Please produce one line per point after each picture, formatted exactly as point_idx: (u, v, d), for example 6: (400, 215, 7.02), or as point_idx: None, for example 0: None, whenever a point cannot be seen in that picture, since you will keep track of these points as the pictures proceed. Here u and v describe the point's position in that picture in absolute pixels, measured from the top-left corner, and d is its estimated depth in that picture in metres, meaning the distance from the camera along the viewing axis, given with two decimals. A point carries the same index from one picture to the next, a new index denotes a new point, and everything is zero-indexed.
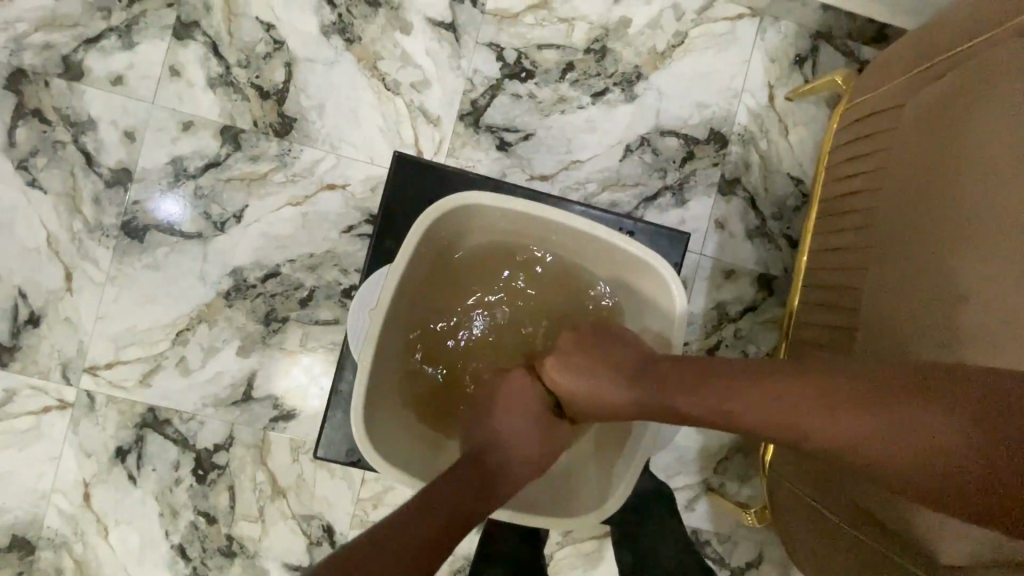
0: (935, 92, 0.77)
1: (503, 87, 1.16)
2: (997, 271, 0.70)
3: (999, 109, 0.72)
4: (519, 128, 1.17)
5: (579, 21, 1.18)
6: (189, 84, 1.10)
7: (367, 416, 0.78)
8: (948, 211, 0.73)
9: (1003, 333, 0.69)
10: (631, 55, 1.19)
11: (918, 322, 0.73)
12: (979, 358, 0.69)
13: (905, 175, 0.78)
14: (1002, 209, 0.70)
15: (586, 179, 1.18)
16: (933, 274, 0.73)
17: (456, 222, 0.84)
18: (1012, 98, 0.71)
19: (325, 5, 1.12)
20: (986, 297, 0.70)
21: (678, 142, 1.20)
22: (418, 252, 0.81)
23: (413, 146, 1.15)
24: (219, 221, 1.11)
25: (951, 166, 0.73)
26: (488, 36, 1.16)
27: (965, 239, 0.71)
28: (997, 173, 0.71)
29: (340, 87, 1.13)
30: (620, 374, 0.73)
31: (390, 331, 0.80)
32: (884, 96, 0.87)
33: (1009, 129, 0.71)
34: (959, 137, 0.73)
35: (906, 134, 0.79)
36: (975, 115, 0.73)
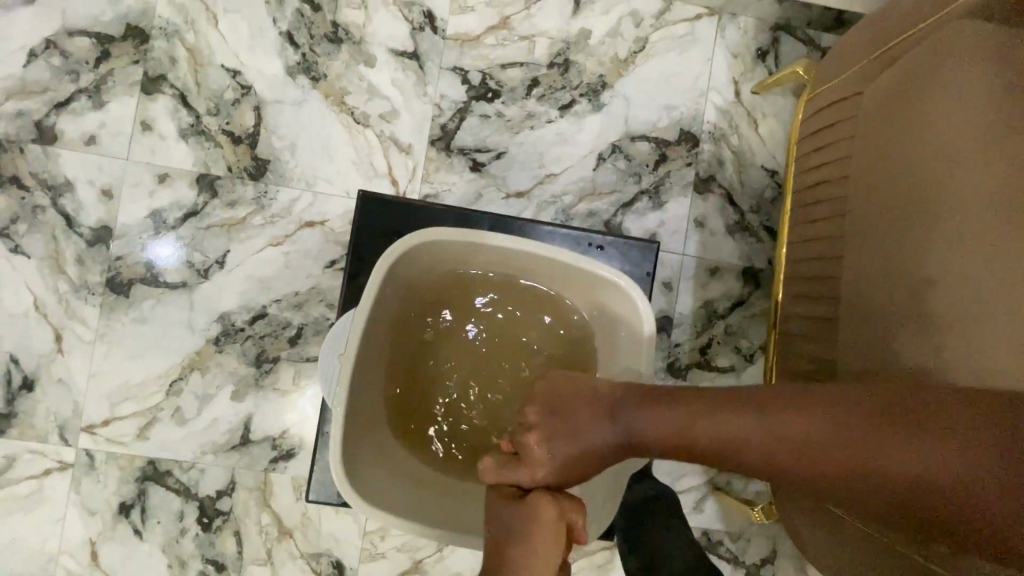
0: (885, 85, 0.78)
1: (471, 109, 1.18)
2: (971, 268, 0.70)
3: (945, 96, 0.73)
4: (491, 147, 1.18)
5: (540, 37, 1.19)
6: (161, 137, 1.11)
7: (349, 457, 0.77)
8: (916, 211, 0.73)
9: (983, 328, 0.69)
10: (594, 65, 1.20)
11: (891, 312, 0.74)
12: (957, 339, 0.69)
13: (869, 176, 0.78)
14: (958, 193, 0.71)
15: (561, 191, 1.19)
16: (909, 276, 0.73)
17: (421, 257, 0.85)
18: (954, 86, 0.73)
19: (288, 47, 1.14)
20: (954, 279, 0.70)
21: (649, 146, 1.21)
22: (385, 289, 0.81)
23: (387, 175, 1.16)
24: (203, 269, 1.12)
25: (912, 165, 0.74)
26: (452, 60, 1.17)
27: (925, 225, 0.72)
28: (950, 159, 0.72)
29: (311, 125, 1.14)
30: (599, 427, 0.69)
31: (364, 366, 0.81)
32: (840, 87, 0.88)
33: (955, 116, 0.72)
34: (910, 127, 0.74)
35: (862, 127, 0.80)
36: (924, 104, 0.74)
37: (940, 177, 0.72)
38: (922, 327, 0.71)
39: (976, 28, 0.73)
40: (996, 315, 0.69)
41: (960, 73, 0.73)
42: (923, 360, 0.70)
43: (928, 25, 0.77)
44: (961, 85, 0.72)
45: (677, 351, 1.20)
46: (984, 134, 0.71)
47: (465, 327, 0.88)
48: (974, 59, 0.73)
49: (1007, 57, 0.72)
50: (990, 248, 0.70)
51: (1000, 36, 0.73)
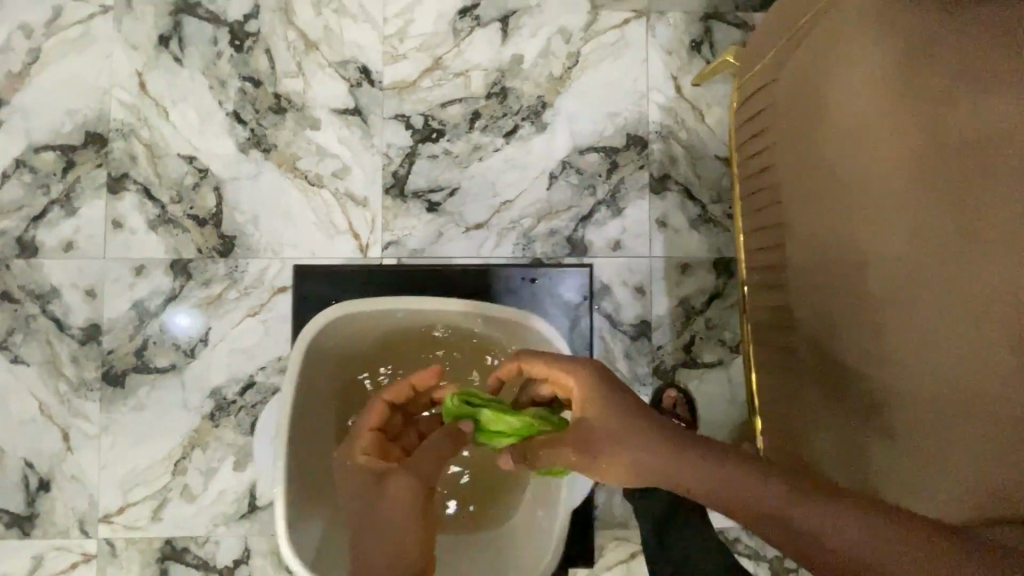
0: (799, 67, 0.80)
1: (418, 153, 1.20)
2: (903, 247, 0.71)
3: (855, 76, 0.73)
4: (443, 185, 1.20)
5: (474, 70, 1.22)
6: (132, 232, 1.17)
7: (298, 530, 0.82)
8: (843, 190, 0.74)
9: (926, 314, 0.69)
10: (531, 88, 1.22)
11: (834, 290, 0.77)
12: (897, 318, 0.71)
13: (797, 159, 0.81)
14: (881, 177, 0.72)
15: (518, 216, 1.20)
16: (846, 256, 0.75)
17: (338, 334, 0.90)
18: (862, 62, 0.72)
19: (236, 124, 1.19)
20: (884, 263, 0.71)
21: (599, 156, 1.22)
22: (314, 365, 0.86)
23: (349, 231, 1.19)
24: (189, 349, 1.16)
25: (830, 147, 0.76)
26: (393, 109, 1.21)
27: (851, 207, 0.74)
28: (866, 142, 0.72)
29: (269, 196, 1.18)
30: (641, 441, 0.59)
31: (303, 437, 0.86)
32: (764, 68, 0.90)
33: (866, 95, 0.72)
34: (822, 110, 0.76)
35: (787, 111, 0.83)
36: (835, 86, 0.75)
37: (861, 152, 0.73)
38: (863, 306, 0.73)
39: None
40: (937, 287, 0.69)
41: (867, 50, 0.72)
42: (870, 337, 0.73)
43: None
44: (865, 57, 0.72)
45: (660, 354, 1.20)
46: (900, 108, 0.71)
47: (394, 372, 1.01)
48: (876, 27, 0.72)
49: (911, 20, 0.72)
50: (926, 216, 0.70)
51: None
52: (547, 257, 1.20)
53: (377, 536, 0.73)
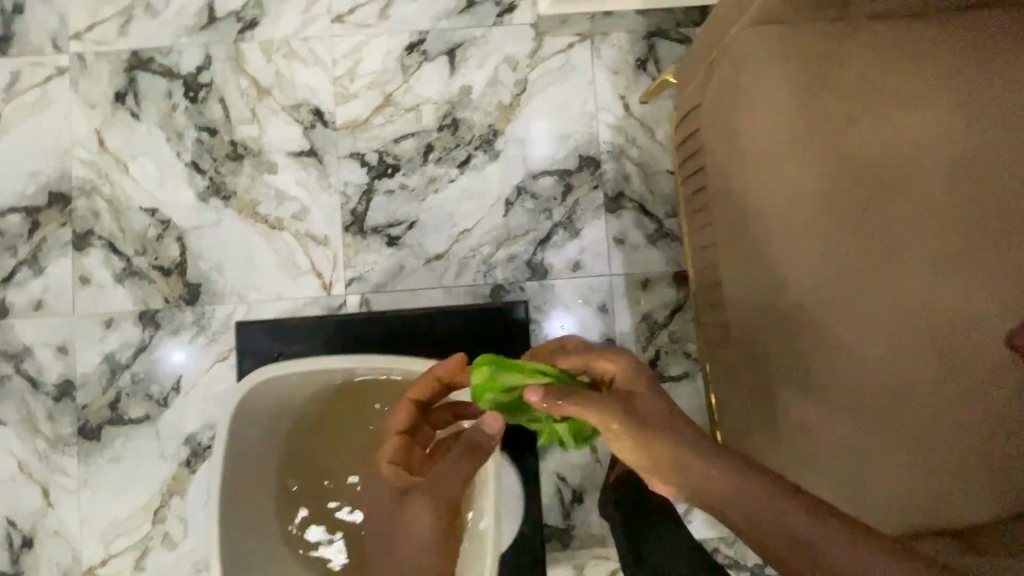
0: (716, 91, 0.84)
1: (375, 189, 1.22)
2: (806, 260, 0.79)
3: (758, 105, 0.80)
4: (401, 219, 1.22)
5: (425, 104, 1.24)
6: (100, 286, 1.19)
7: None
8: (768, 209, 0.80)
9: (833, 318, 0.79)
10: (482, 117, 1.24)
11: (754, 304, 0.82)
12: (806, 323, 0.79)
13: (718, 182, 0.86)
14: (786, 197, 0.80)
15: (476, 244, 1.22)
16: (761, 271, 0.81)
17: (258, 410, 0.93)
18: (764, 93, 0.80)
19: (195, 174, 1.21)
20: (793, 275, 0.80)
21: (553, 179, 1.24)
22: (240, 434, 0.90)
23: (312, 270, 1.21)
24: (162, 398, 1.18)
25: (743, 170, 0.81)
26: (348, 148, 1.23)
27: (763, 226, 0.81)
28: (771, 166, 0.80)
29: (231, 242, 1.21)
30: (690, 458, 0.65)
31: (240, 503, 0.90)
32: (693, 88, 0.91)
33: (767, 124, 0.80)
34: (735, 136, 0.82)
35: (710, 131, 0.85)
36: (743, 114, 0.81)
37: (780, 176, 0.80)
38: (777, 316, 0.81)
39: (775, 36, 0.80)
40: (837, 294, 0.80)
41: (767, 83, 0.80)
42: (786, 343, 0.80)
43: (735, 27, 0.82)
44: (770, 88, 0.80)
45: None
46: (799, 134, 0.79)
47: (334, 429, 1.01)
48: (778, 57, 0.79)
49: (803, 54, 0.79)
50: (832, 228, 0.79)
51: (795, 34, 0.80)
52: (508, 282, 1.21)
53: (404, 543, 0.74)
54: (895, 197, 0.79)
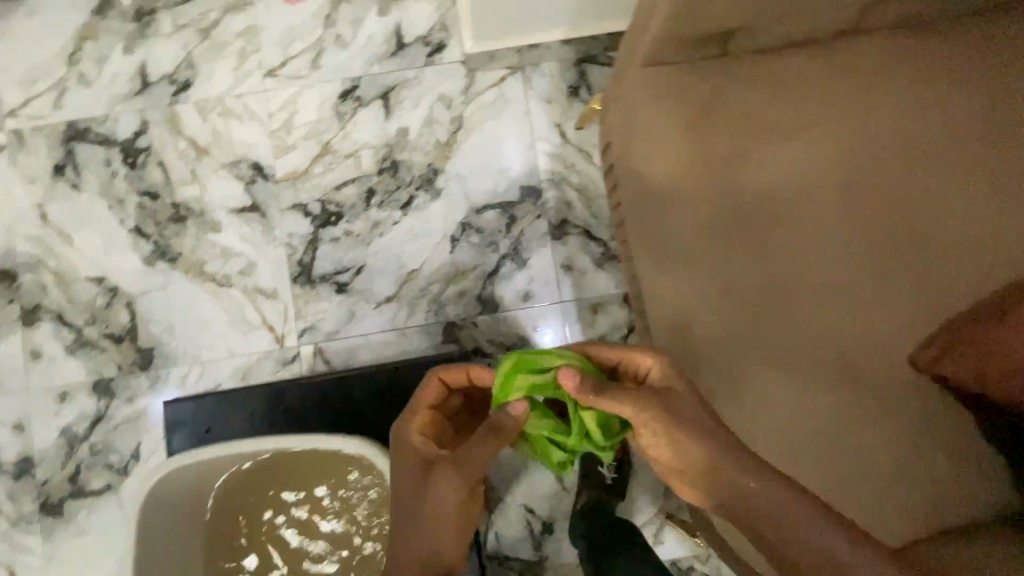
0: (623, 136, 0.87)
1: (320, 238, 1.23)
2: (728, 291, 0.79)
3: (659, 145, 0.81)
4: (349, 266, 1.23)
5: (363, 149, 1.25)
6: (52, 360, 1.19)
7: None
8: (681, 242, 0.81)
9: (763, 347, 0.78)
10: (420, 157, 1.25)
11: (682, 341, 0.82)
12: (739, 355, 0.79)
13: (639, 220, 0.87)
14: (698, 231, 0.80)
15: (426, 284, 1.23)
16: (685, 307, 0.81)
17: (181, 488, 0.98)
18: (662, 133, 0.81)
19: (139, 239, 1.22)
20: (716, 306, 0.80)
21: (496, 213, 1.24)
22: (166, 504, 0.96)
23: (263, 324, 1.21)
24: (122, 467, 1.17)
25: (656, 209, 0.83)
26: (290, 199, 1.23)
27: (682, 262, 0.81)
28: (681, 202, 0.81)
29: (181, 304, 1.21)
30: (709, 452, 0.69)
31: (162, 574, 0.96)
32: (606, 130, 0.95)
33: (670, 163, 0.81)
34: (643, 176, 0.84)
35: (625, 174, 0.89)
36: (647, 156, 0.83)
37: (688, 209, 0.81)
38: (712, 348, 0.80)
39: (669, 73, 0.80)
40: (768, 320, 0.78)
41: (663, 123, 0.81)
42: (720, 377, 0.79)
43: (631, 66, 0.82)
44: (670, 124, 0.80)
45: None
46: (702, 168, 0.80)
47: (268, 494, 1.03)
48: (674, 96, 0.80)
49: (699, 90, 0.80)
50: (745, 256, 0.80)
51: (689, 69, 0.80)
52: (460, 318, 1.22)
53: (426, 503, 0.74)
54: (805, 220, 0.79)
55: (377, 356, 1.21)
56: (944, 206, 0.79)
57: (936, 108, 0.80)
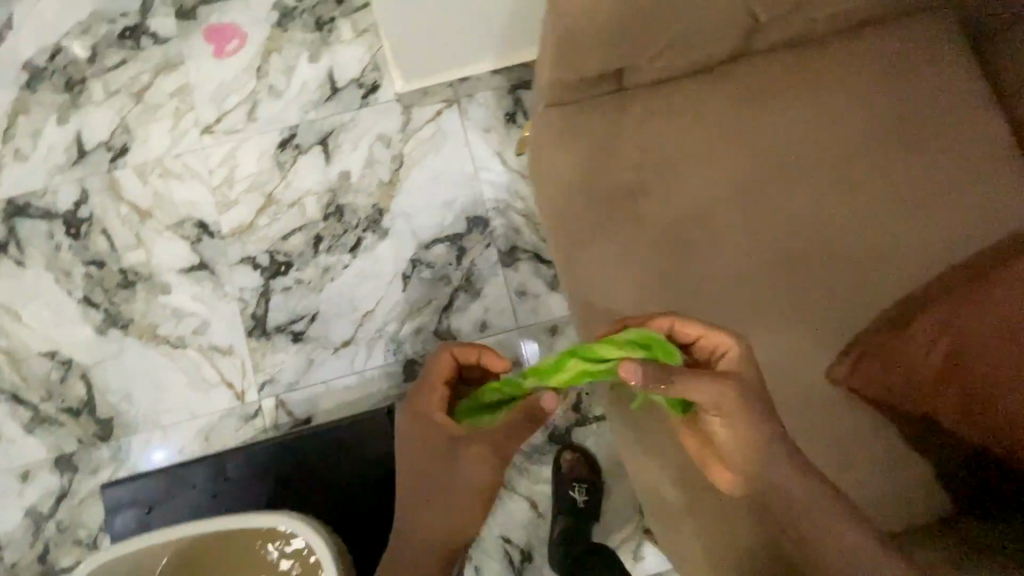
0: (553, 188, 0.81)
1: (272, 289, 1.23)
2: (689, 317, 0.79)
3: (591, 189, 0.79)
4: (303, 313, 1.22)
5: (306, 196, 1.25)
6: (10, 440, 1.18)
7: None
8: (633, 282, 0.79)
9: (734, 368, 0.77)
10: (365, 199, 1.25)
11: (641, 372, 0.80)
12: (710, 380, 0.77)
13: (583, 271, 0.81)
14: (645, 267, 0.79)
15: (382, 324, 1.23)
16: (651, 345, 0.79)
17: None
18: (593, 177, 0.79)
19: (89, 309, 1.21)
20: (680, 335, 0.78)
21: (445, 246, 1.24)
22: None
23: (222, 382, 1.21)
24: (91, 541, 1.16)
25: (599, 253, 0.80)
26: (238, 254, 1.23)
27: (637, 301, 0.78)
28: (624, 240, 0.79)
29: (137, 369, 1.20)
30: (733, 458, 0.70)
31: None
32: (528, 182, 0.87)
33: (606, 202, 0.79)
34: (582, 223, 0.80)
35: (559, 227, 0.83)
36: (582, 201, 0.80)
37: (608, 241, 0.79)
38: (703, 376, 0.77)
39: (568, 110, 0.79)
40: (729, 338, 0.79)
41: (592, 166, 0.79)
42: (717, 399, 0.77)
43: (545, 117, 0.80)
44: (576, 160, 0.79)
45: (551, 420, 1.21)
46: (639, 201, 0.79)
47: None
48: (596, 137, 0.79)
49: (607, 125, 0.79)
50: (669, 280, 0.79)
51: (587, 103, 0.79)
52: (419, 354, 1.22)
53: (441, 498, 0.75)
54: (728, 241, 0.79)
55: (340, 401, 1.21)
56: (871, 202, 0.80)
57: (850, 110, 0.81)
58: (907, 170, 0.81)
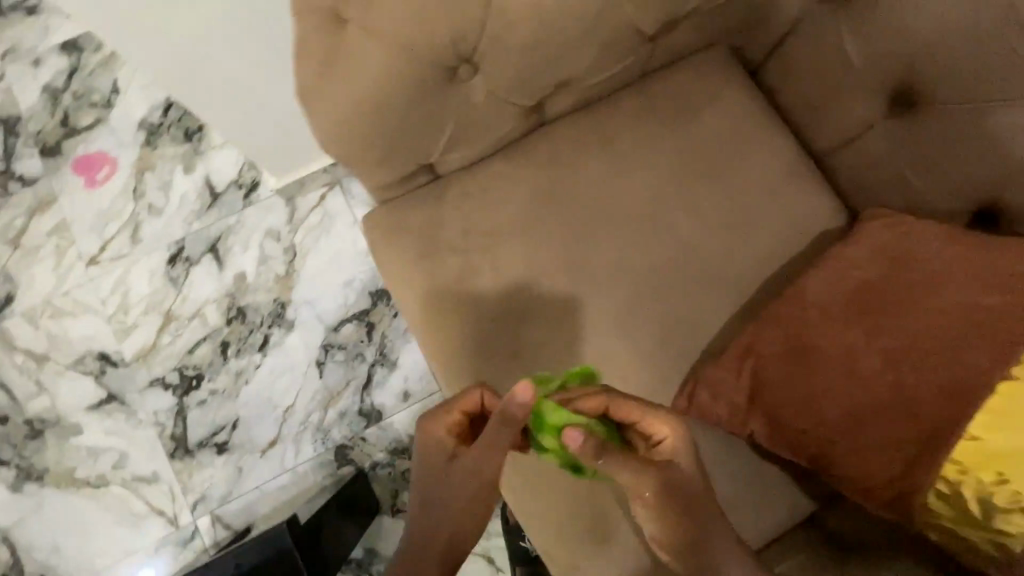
0: (419, 305, 0.71)
1: (187, 405, 1.21)
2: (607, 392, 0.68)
3: (455, 288, 0.70)
4: (223, 423, 1.21)
5: (206, 305, 1.24)
6: None
7: None
8: (523, 372, 0.69)
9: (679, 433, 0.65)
10: (265, 295, 1.25)
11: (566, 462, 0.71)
12: None
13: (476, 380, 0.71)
14: (533, 355, 0.69)
15: (305, 415, 1.22)
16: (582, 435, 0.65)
17: None
18: (453, 274, 0.70)
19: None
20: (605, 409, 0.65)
21: (354, 324, 1.25)
22: None
23: (151, 511, 1.18)
24: None
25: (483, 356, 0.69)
26: (146, 378, 1.22)
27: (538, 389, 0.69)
28: (506, 331, 0.69)
29: (60, 518, 1.17)
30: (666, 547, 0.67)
31: None
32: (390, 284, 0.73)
33: (476, 297, 0.70)
34: (456, 330, 0.70)
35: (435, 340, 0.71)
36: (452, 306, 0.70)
37: (445, 346, 0.70)
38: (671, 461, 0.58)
39: (388, 207, 0.71)
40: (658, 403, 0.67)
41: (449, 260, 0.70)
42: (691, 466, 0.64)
43: (384, 229, 0.71)
44: (396, 257, 0.71)
45: None
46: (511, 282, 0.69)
47: None
48: (441, 230, 0.70)
49: (449, 214, 0.70)
50: (547, 360, 0.68)
51: (396, 200, 0.71)
52: (348, 438, 1.22)
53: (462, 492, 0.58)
54: (615, 294, 0.69)
55: (277, 502, 1.20)
56: (763, 209, 0.70)
57: (710, 123, 0.71)
58: (789, 161, 0.70)
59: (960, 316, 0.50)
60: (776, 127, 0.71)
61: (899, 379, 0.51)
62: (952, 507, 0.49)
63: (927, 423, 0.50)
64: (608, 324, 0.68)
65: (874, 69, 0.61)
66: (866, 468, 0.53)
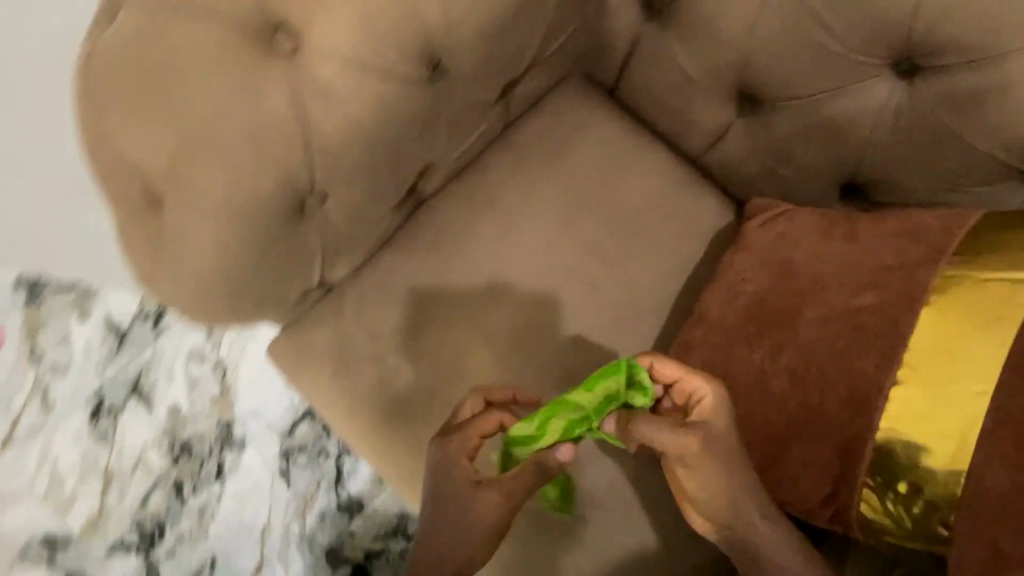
0: (351, 420, 0.69)
1: (156, 561, 1.12)
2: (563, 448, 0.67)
3: (382, 393, 0.68)
4: (200, 567, 1.13)
5: (146, 451, 1.15)
6: None
7: None
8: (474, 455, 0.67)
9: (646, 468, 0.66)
10: (206, 421, 1.17)
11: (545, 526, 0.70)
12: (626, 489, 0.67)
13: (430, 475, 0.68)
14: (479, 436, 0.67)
15: (284, 529, 1.15)
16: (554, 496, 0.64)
17: None
18: (375, 380, 0.68)
19: None
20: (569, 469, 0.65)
21: (307, 421, 1.19)
22: None
23: None
24: None
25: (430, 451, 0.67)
26: (102, 547, 1.12)
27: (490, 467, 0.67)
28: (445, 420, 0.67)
29: None
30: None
31: None
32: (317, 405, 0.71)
33: (406, 396, 0.68)
34: (395, 435, 0.68)
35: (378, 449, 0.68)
36: (386, 411, 0.68)
37: (394, 451, 0.68)
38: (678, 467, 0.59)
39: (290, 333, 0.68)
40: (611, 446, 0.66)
41: (367, 368, 0.68)
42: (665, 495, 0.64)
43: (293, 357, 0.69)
44: (313, 379, 0.69)
45: None
46: (435, 370, 0.68)
47: None
48: (350, 340, 0.68)
49: (354, 321, 0.68)
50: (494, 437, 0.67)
51: (299, 323, 0.69)
52: (334, 540, 1.14)
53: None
54: (541, 352, 0.68)
55: None
56: (657, 227, 0.70)
57: (585, 156, 0.71)
58: (668, 174, 0.71)
59: (842, 320, 0.53)
60: (648, 142, 0.72)
61: (801, 399, 0.54)
62: (878, 510, 0.53)
63: (837, 437, 0.53)
64: (539, 387, 0.67)
65: (715, 76, 0.63)
66: (800, 484, 0.55)
